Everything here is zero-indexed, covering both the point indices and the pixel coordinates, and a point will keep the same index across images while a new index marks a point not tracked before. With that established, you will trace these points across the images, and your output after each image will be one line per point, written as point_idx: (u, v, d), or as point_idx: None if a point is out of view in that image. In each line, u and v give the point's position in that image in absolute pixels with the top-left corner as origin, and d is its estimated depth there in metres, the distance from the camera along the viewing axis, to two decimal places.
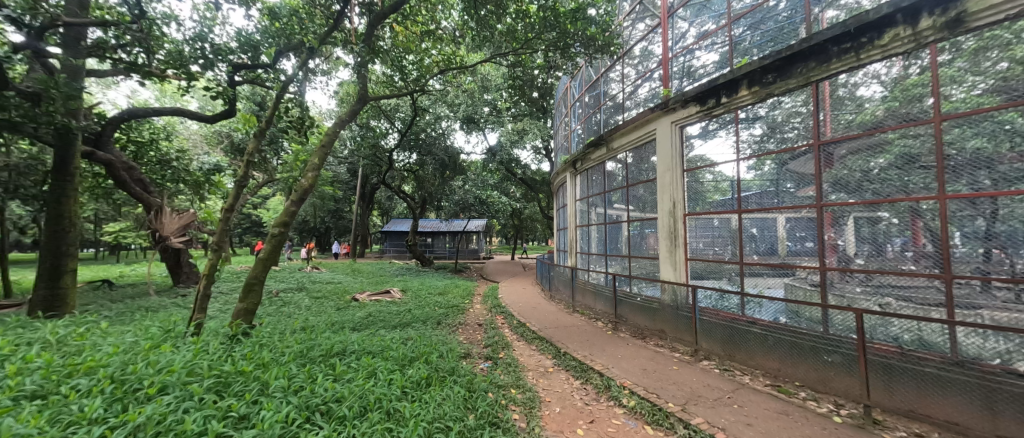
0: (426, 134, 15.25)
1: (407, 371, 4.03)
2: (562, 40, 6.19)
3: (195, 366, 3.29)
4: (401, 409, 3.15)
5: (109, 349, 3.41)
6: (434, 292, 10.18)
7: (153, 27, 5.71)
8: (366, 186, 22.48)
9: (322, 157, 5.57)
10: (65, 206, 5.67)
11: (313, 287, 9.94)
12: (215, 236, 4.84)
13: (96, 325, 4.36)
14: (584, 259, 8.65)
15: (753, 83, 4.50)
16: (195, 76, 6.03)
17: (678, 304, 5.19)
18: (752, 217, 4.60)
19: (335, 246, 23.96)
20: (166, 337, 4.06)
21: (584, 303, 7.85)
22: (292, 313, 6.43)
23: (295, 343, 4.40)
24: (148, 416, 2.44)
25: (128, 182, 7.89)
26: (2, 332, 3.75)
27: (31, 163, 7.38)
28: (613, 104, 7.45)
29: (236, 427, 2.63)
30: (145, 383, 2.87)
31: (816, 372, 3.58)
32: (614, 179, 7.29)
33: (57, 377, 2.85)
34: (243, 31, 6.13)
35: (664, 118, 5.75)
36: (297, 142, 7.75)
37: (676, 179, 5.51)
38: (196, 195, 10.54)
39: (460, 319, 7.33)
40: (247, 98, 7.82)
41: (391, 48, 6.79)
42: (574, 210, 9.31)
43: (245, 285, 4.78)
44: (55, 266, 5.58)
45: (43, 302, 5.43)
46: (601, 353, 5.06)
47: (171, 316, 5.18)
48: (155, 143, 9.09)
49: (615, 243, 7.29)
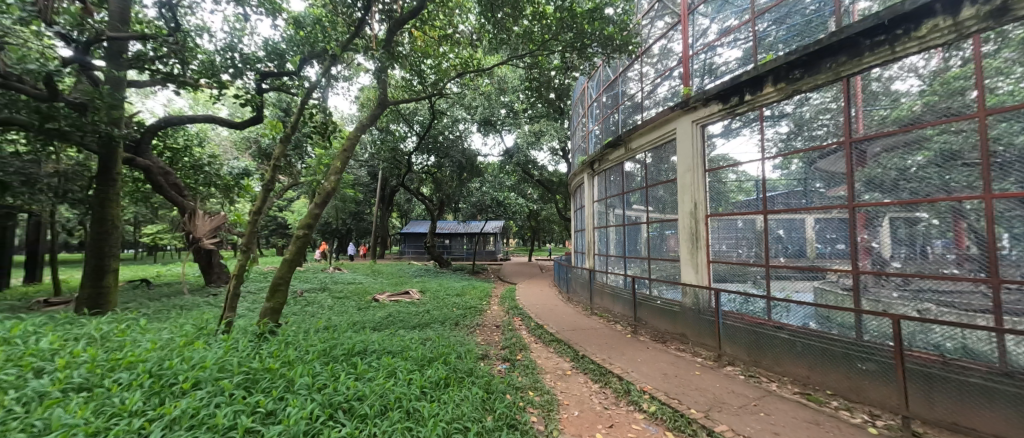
0: (443, 136, 15.44)
1: (426, 371, 4.08)
2: (579, 40, 6.15)
3: (226, 362, 3.44)
4: (420, 409, 3.19)
5: (147, 345, 3.60)
6: (452, 293, 10.28)
7: (188, 39, 6.02)
8: (386, 188, 22.95)
9: (343, 161, 5.73)
10: (108, 209, 6.01)
11: (336, 288, 10.19)
12: (244, 238, 5.05)
13: (136, 322, 4.61)
14: (602, 260, 8.55)
15: (778, 79, 4.35)
16: (226, 85, 6.31)
17: (700, 307, 5.07)
18: (778, 218, 4.46)
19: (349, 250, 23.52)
20: (199, 335, 4.25)
21: (603, 306, 7.76)
22: (316, 313, 6.63)
23: (318, 342, 4.53)
24: (182, 410, 2.58)
25: (165, 186, 8.33)
26: (53, 328, 4.01)
27: (80, 170, 7.90)
28: (631, 104, 7.34)
29: (264, 422, 2.73)
30: (180, 378, 3.02)
31: (848, 380, 3.42)
32: (633, 179, 7.19)
33: (101, 370, 3.02)
34: (270, 41, 6.38)
35: (684, 117, 5.64)
36: (320, 147, 7.98)
37: (698, 180, 5.39)
38: (226, 198, 11.00)
39: (478, 320, 7.37)
40: (274, 105, 8.11)
41: (410, 52, 6.89)
42: (592, 211, 9.22)
43: (271, 285, 4.95)
44: (99, 266, 5.91)
45: (88, 300, 5.78)
46: (620, 356, 4.99)
47: (203, 314, 5.42)
48: (189, 149, 9.55)
49: (634, 244, 7.18)
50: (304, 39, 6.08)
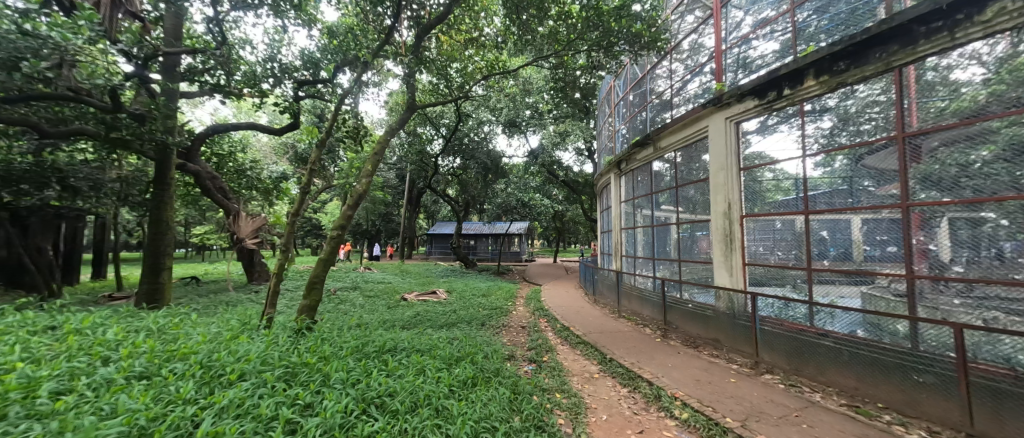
0: (469, 138, 15.66)
1: (454, 370, 4.14)
2: (605, 39, 6.05)
3: (268, 356, 3.64)
4: (449, 407, 3.24)
5: (198, 338, 3.87)
6: (478, 293, 10.39)
7: (233, 52, 6.42)
8: (414, 190, 23.52)
9: (374, 164, 5.92)
10: (163, 212, 6.48)
11: (367, 286, 10.52)
12: (283, 239, 5.33)
13: (188, 316, 4.96)
14: (629, 262, 8.37)
15: (821, 72, 4.11)
16: (267, 94, 6.69)
17: (735, 312, 4.87)
18: (821, 219, 4.20)
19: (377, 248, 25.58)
20: (244, 329, 4.51)
21: (631, 309, 7.60)
22: (349, 311, 6.89)
23: (351, 338, 4.71)
24: (230, 399, 2.75)
25: (212, 190, 8.91)
26: (117, 320, 4.38)
27: (139, 175, 8.54)
28: (660, 101, 7.15)
29: (303, 414, 2.86)
30: (227, 369, 3.22)
31: (903, 393, 3.18)
32: (662, 179, 7.00)
33: (159, 360, 3.27)
34: (306, 50, 6.69)
35: (717, 114, 5.44)
36: (352, 151, 8.29)
37: (731, 179, 5.20)
38: (266, 200, 11.62)
39: (503, 320, 7.41)
40: (309, 111, 8.47)
41: (437, 57, 7.04)
42: (619, 211, 9.05)
43: (308, 284, 5.18)
44: (155, 264, 6.38)
45: (147, 295, 6.27)
46: (649, 360, 4.87)
47: (246, 310, 5.75)
48: (233, 155, 10.18)
49: (663, 246, 6.99)
50: (338, 47, 6.33)
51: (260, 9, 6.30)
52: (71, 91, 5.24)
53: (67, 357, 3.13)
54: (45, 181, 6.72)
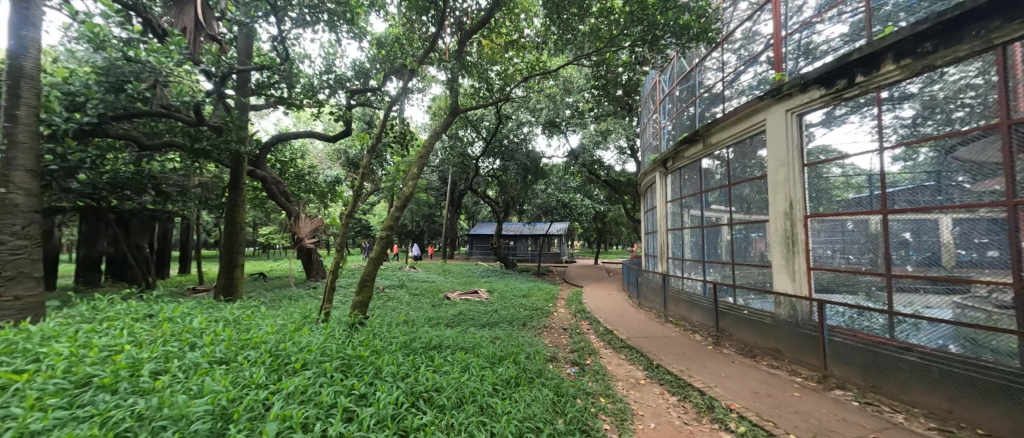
0: (508, 140, 15.85)
1: (497, 369, 4.20)
2: (649, 33, 5.82)
3: (327, 348, 3.92)
4: (493, 406, 3.29)
5: (267, 329, 4.24)
6: (518, 293, 10.44)
7: (294, 66, 6.98)
8: (455, 191, 24.14)
9: (419, 167, 6.14)
10: (237, 214, 7.16)
11: (413, 285, 10.96)
12: (339, 239, 5.70)
13: (258, 309, 5.46)
14: (676, 265, 8.00)
15: (901, 55, 3.66)
16: (323, 103, 7.20)
17: (797, 320, 4.49)
18: (901, 219, 3.76)
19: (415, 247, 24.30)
20: (305, 322, 4.89)
21: (678, 313, 7.26)
22: (396, 308, 7.21)
23: (400, 334, 4.94)
24: (295, 386, 3.00)
25: (277, 194, 9.75)
26: (201, 310, 4.93)
27: (215, 181, 9.53)
28: (710, 95, 6.78)
29: (358, 403, 3.05)
30: (292, 358, 3.51)
31: (1010, 419, 2.77)
32: (712, 177, 6.63)
33: (235, 347, 3.64)
34: (357, 62, 7.15)
35: (776, 106, 5.06)
36: (399, 156, 8.66)
37: (793, 176, 4.80)
38: (322, 202, 12.48)
39: (544, 321, 7.39)
40: (360, 119, 8.98)
41: (478, 61, 7.16)
42: (664, 211, 8.69)
43: (360, 281, 5.49)
44: (231, 261, 7.06)
45: (224, 288, 6.99)
46: (700, 369, 4.62)
47: (307, 304, 6.23)
48: (294, 161, 11.05)
49: (713, 248, 6.62)
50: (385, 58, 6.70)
51: (316, 25, 6.76)
52: (163, 108, 5.98)
53: (163, 342, 3.57)
54: (143, 187, 7.72)
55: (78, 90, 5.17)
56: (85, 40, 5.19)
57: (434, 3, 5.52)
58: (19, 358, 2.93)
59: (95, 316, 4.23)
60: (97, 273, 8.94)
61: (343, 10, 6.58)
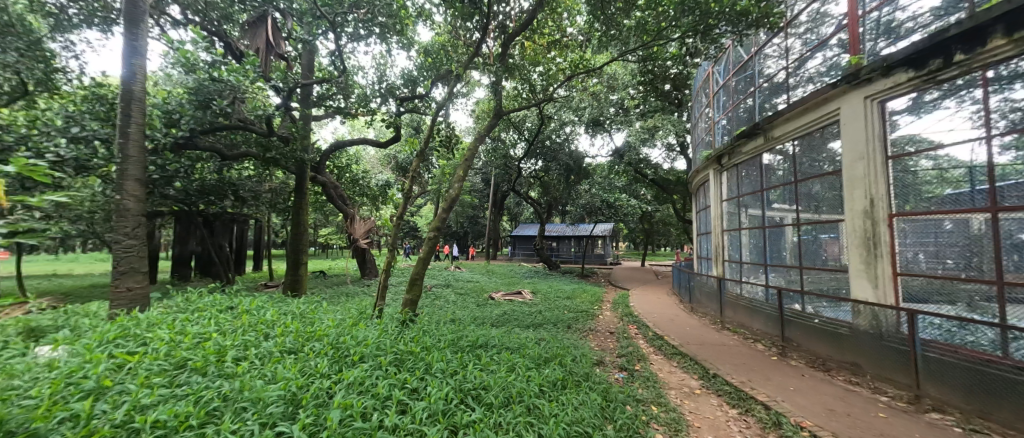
0: (551, 140, 15.80)
1: (544, 370, 4.18)
2: (702, 22, 5.50)
3: (381, 342, 4.15)
4: (541, 407, 3.29)
5: (328, 323, 4.57)
6: (562, 295, 10.35)
7: (350, 78, 7.47)
8: (498, 193, 24.48)
9: (465, 169, 6.29)
10: (302, 216, 7.78)
11: (459, 285, 11.26)
12: (391, 239, 5.99)
13: (320, 304, 5.91)
14: (733, 268, 7.47)
15: (1014, 28, 3.14)
16: (376, 111, 7.63)
17: (881, 332, 4.00)
18: (1016, 217, 3.21)
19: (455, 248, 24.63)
20: (361, 317, 5.21)
21: (736, 320, 6.77)
22: (444, 306, 7.45)
23: (448, 332, 5.09)
24: (354, 377, 3.20)
25: (335, 197, 10.47)
26: (272, 304, 5.43)
27: (283, 186, 10.46)
28: (770, 85, 6.27)
29: (411, 396, 3.19)
30: (351, 351, 3.76)
31: None
32: (775, 174, 6.12)
33: (302, 339, 3.97)
34: (406, 71, 7.53)
35: (852, 94, 4.56)
36: (445, 159, 8.93)
37: (874, 170, 4.30)
38: (374, 204, 13.25)
39: (590, 324, 7.25)
40: (409, 125, 9.38)
41: (521, 63, 7.19)
42: (719, 211, 8.16)
43: (410, 280, 5.73)
44: (296, 260, 7.69)
45: (291, 284, 7.64)
46: (764, 381, 4.27)
47: (363, 301, 6.63)
48: (350, 166, 11.81)
49: (776, 251, 6.10)
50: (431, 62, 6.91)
51: (369, 38, 7.19)
52: (241, 122, 6.68)
53: (243, 331, 3.98)
54: (224, 194, 8.65)
55: (174, 109, 5.95)
56: (179, 65, 5.92)
57: (479, 9, 5.64)
58: (131, 341, 3.41)
59: (189, 306, 4.82)
60: (188, 269, 10.14)
61: (393, 23, 6.95)
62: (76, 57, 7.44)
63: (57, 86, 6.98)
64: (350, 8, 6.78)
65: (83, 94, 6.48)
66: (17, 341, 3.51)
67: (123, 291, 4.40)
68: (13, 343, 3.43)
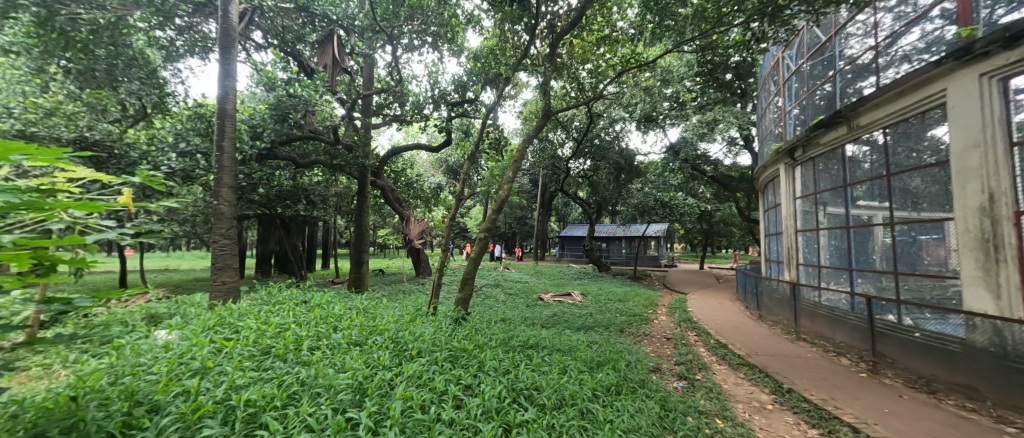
0: (600, 139, 15.40)
1: (597, 374, 4.08)
2: (770, 4, 5.03)
3: (436, 339, 4.32)
4: (595, 411, 3.21)
5: (388, 318, 4.85)
6: (613, 298, 10.04)
7: (405, 87, 7.86)
8: (545, 194, 24.37)
9: (514, 171, 6.32)
10: (363, 218, 8.35)
11: (508, 285, 11.37)
12: (444, 239, 6.19)
13: (381, 300, 6.29)
14: (809, 272, 6.75)
15: None
16: (429, 117, 7.96)
17: (1005, 350, 3.39)
18: None
19: (502, 249, 24.37)
20: (418, 314, 5.47)
21: (814, 331, 6.10)
22: (495, 306, 7.58)
23: (500, 331, 5.16)
24: (413, 370, 3.37)
25: (392, 200, 11.11)
26: (339, 299, 5.89)
27: (346, 190, 11.30)
28: (854, 67, 5.58)
29: (466, 392, 3.28)
30: (410, 346, 3.96)
31: None
32: (861, 166, 5.43)
33: (366, 332, 4.25)
34: (456, 77, 7.82)
35: (961, 71, 3.92)
36: (494, 161, 9.04)
37: (994, 159, 3.65)
38: (426, 206, 13.84)
39: (644, 329, 6.95)
40: (459, 129, 9.67)
41: (569, 62, 7.11)
42: (791, 210, 7.41)
43: (462, 279, 5.90)
44: (359, 259, 8.25)
45: (354, 281, 8.24)
46: (850, 399, 3.82)
47: (418, 298, 6.94)
48: (404, 170, 12.43)
49: (864, 254, 5.41)
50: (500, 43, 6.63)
51: (422, 47, 7.53)
52: (312, 133, 7.32)
53: (315, 323, 4.36)
54: (298, 198, 9.55)
55: (258, 123, 6.71)
56: (262, 84, 6.64)
57: (527, 11, 5.65)
58: (227, 328, 3.89)
59: (271, 299, 5.39)
60: (268, 266, 11.35)
61: (445, 31, 7.26)
62: (183, 82, 8.64)
63: (168, 108, 8.14)
64: (405, 20, 7.16)
65: (188, 114, 7.53)
66: (142, 325, 4.16)
67: (220, 284, 5.06)
68: (139, 327, 4.07)
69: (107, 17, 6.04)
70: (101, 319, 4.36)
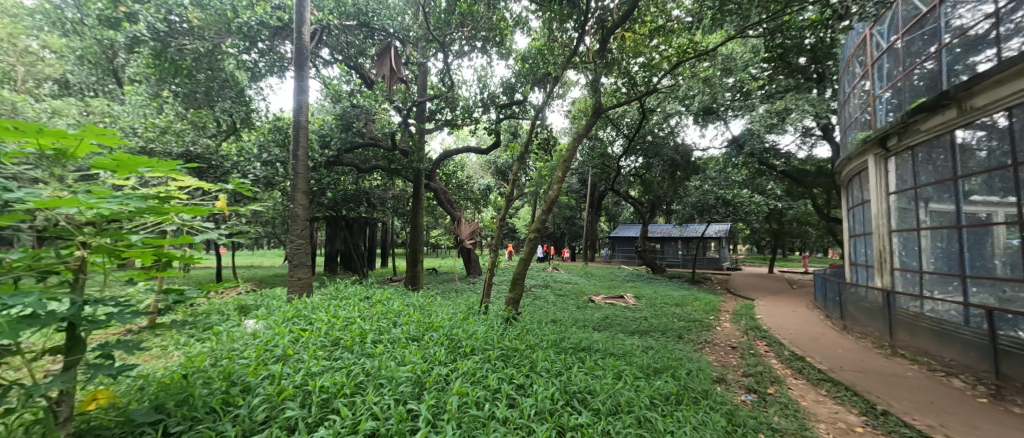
0: (653, 135, 14.72)
1: (654, 381, 3.89)
2: None
3: (488, 337, 4.40)
4: (654, 421, 3.06)
5: (443, 316, 5.04)
6: (670, 301, 9.54)
7: (456, 93, 8.11)
8: (595, 193, 23.81)
9: (563, 170, 6.23)
10: (418, 219, 8.76)
11: (557, 286, 11.29)
12: (495, 240, 6.27)
13: (435, 298, 6.55)
14: (908, 279, 5.87)
15: None
16: (479, 120, 8.13)
17: None
18: None
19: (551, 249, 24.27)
20: (471, 312, 5.62)
21: (915, 346, 5.29)
22: (545, 307, 7.57)
23: (551, 332, 5.14)
24: (468, 367, 3.46)
25: (445, 201, 11.55)
26: (398, 296, 6.23)
27: (403, 193, 11.92)
28: (964, 40, 4.78)
29: (519, 392, 3.29)
30: (464, 343, 4.07)
31: None
32: (977, 155, 4.62)
33: (422, 328, 4.45)
34: (505, 79, 7.92)
35: None
36: (542, 161, 9.01)
37: None
38: (476, 207, 14.18)
39: (705, 336, 6.50)
40: (508, 130, 9.78)
41: (619, 57, 6.88)
42: (883, 207, 6.51)
43: (513, 279, 5.94)
44: (414, 258, 8.66)
45: (410, 279, 8.68)
46: (966, 429, 3.26)
47: (470, 297, 7.12)
48: (455, 173, 12.83)
49: (981, 258, 4.60)
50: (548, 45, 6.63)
51: (472, 53, 7.73)
52: (372, 140, 7.83)
53: (377, 318, 4.66)
54: (360, 201, 10.25)
55: (326, 133, 7.34)
56: (329, 97, 7.25)
57: (576, 8, 5.56)
58: (303, 320, 4.30)
59: (338, 294, 5.86)
60: (335, 264, 12.34)
61: (494, 35, 7.37)
62: (264, 99, 9.70)
63: (253, 122, 9.18)
64: (456, 28, 7.34)
65: (269, 127, 8.43)
66: (235, 315, 4.73)
67: (296, 279, 5.57)
68: (233, 317, 4.63)
69: (205, 46, 6.94)
70: (204, 308, 5.03)
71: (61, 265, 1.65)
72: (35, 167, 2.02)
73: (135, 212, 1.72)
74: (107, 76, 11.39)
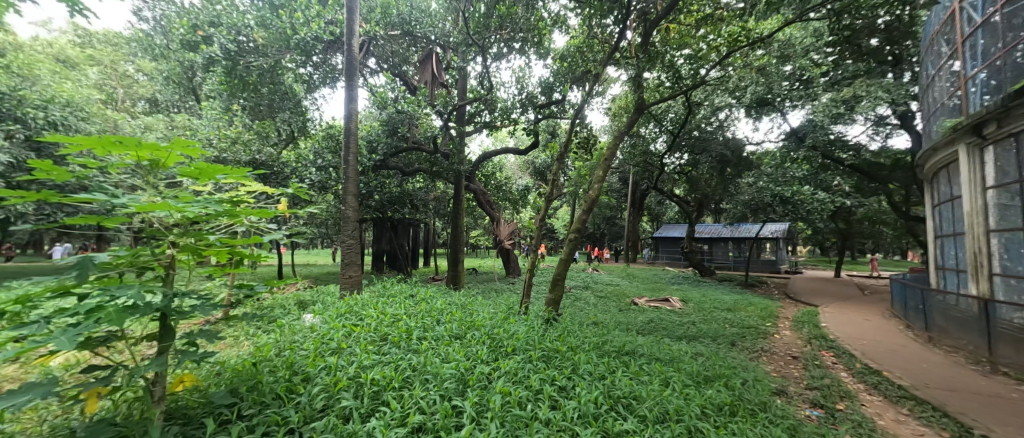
0: (699, 130, 13.98)
1: (706, 390, 3.68)
2: None
3: (530, 338, 4.40)
4: (705, 432, 2.90)
5: (484, 315, 5.12)
6: (720, 306, 8.99)
7: (495, 95, 8.23)
8: (636, 192, 23.05)
9: (604, 169, 6.08)
10: (459, 220, 8.96)
11: (598, 287, 11.05)
12: (536, 240, 6.25)
13: (476, 298, 6.65)
14: (1013, 285, 5.09)
15: None
16: (518, 121, 8.17)
17: None
18: None
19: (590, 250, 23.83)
20: (511, 312, 5.65)
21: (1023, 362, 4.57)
22: (585, 308, 7.44)
23: (593, 334, 5.04)
24: (510, 367, 3.48)
25: (485, 202, 11.74)
26: (440, 294, 6.41)
27: (444, 194, 12.23)
28: None
29: (562, 394, 3.25)
30: (506, 343, 4.10)
31: None
32: None
33: (464, 327, 4.53)
34: (543, 79, 7.90)
35: None
36: (582, 161, 8.86)
37: None
38: (514, 208, 14.24)
39: (762, 344, 6.05)
40: (546, 130, 9.73)
41: (663, 49, 6.61)
42: (978, 203, 5.70)
43: (553, 280, 5.89)
44: (455, 258, 8.87)
45: (452, 278, 8.90)
46: None
47: (510, 298, 7.16)
48: (494, 174, 12.97)
49: None
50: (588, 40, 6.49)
51: (510, 54, 7.80)
52: (415, 144, 8.12)
53: (422, 316, 4.81)
54: (404, 203, 10.68)
55: (374, 139, 7.73)
56: (376, 104, 7.64)
57: (616, 2, 5.41)
58: (354, 316, 4.54)
59: (386, 291, 6.13)
60: (381, 263, 12.96)
61: (532, 35, 7.36)
62: (318, 108, 10.42)
63: (309, 130, 9.88)
64: (495, 30, 7.42)
65: (322, 135, 9.03)
66: (295, 309, 5.12)
67: (348, 277, 5.92)
68: (293, 311, 5.00)
69: (268, 61, 7.57)
70: (270, 302, 5.49)
71: (155, 262, 1.88)
72: (134, 175, 2.29)
73: (212, 215, 1.90)
74: (188, 94, 12.77)
